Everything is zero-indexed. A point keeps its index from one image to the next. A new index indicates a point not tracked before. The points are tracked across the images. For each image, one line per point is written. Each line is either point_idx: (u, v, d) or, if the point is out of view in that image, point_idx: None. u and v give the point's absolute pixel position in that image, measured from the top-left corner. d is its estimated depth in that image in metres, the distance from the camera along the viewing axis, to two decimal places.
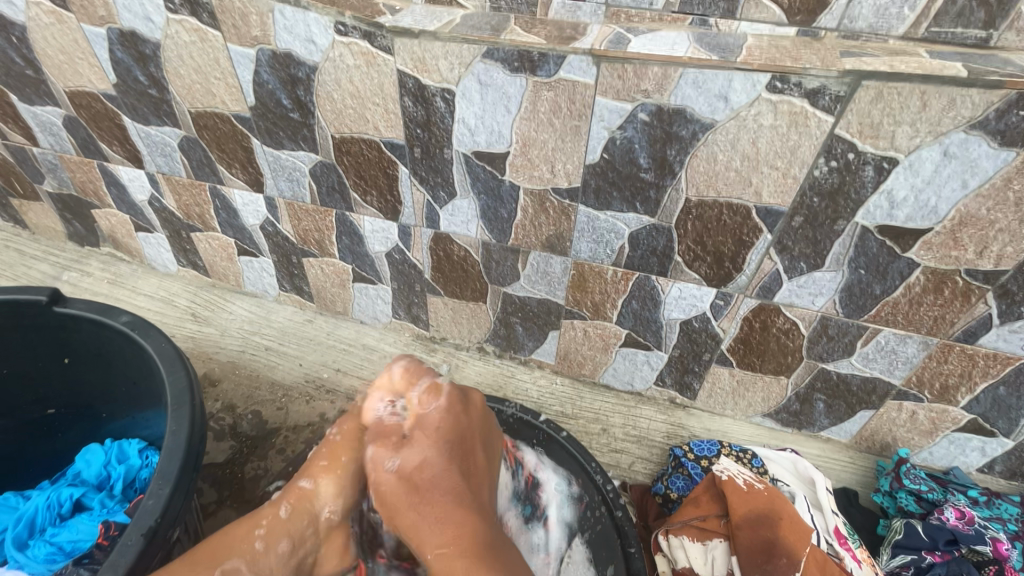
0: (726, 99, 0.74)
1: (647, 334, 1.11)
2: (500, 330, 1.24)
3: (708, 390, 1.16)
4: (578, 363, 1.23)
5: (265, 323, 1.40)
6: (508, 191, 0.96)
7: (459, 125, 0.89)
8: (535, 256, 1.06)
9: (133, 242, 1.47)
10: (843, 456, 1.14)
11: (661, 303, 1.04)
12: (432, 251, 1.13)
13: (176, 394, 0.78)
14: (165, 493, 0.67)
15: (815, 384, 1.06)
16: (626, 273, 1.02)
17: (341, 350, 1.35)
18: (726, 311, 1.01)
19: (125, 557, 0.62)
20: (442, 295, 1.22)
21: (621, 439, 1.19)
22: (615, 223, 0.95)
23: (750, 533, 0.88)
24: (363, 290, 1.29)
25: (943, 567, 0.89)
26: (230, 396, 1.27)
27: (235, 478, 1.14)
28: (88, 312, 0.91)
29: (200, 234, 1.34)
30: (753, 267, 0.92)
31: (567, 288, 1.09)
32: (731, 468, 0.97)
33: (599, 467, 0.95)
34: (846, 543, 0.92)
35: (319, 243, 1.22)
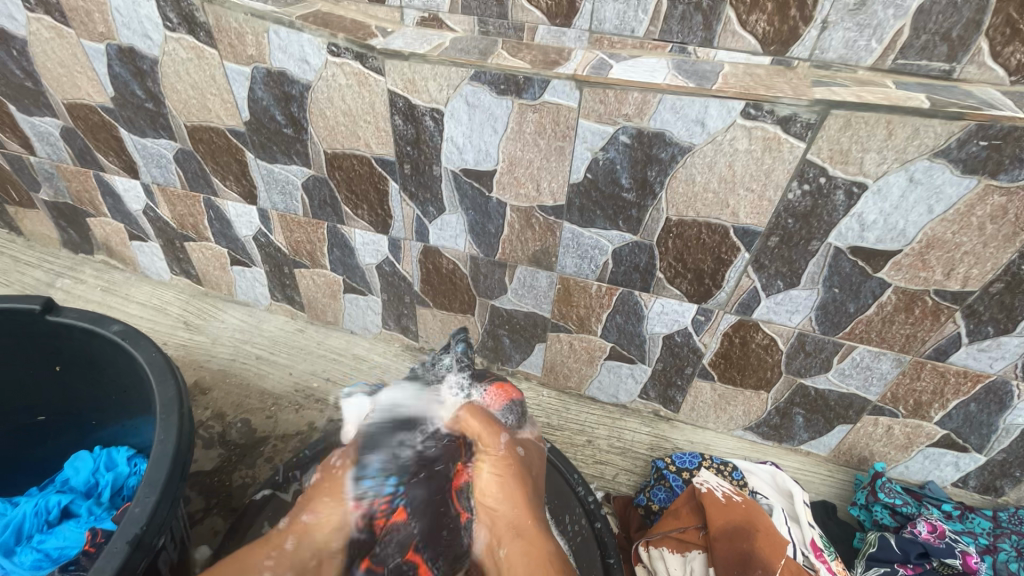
0: (703, 124, 0.77)
1: (631, 348, 1.13)
2: (488, 342, 1.26)
3: (691, 403, 1.18)
4: (564, 376, 1.25)
5: (257, 332, 1.42)
6: (495, 207, 0.99)
7: (447, 143, 0.92)
8: (522, 270, 1.08)
9: (127, 251, 1.48)
10: (822, 470, 1.16)
11: (644, 318, 1.06)
12: (421, 264, 1.15)
13: (164, 402, 0.79)
14: (151, 500, 0.68)
15: (794, 398, 1.08)
16: (610, 288, 1.04)
17: (331, 360, 1.37)
18: (707, 326, 1.03)
19: (110, 563, 0.63)
20: (431, 307, 1.24)
21: (606, 451, 1.21)
22: (598, 239, 0.97)
23: (727, 544, 0.89)
24: (354, 301, 1.31)
25: None
26: (220, 405, 1.28)
27: (223, 487, 1.15)
28: (80, 321, 0.92)
29: (193, 243, 1.36)
30: (732, 284, 0.95)
31: (553, 302, 1.11)
32: (711, 482, 1.00)
33: (580, 479, 0.98)
34: (822, 555, 0.94)
35: (311, 254, 1.24)
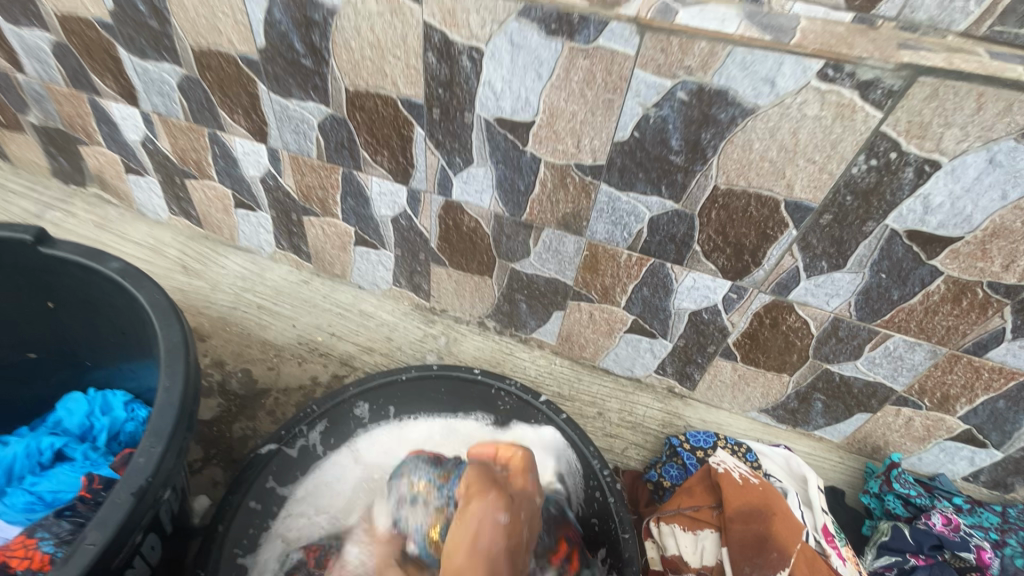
0: (772, 84, 0.70)
1: (654, 322, 1.09)
2: (503, 306, 1.21)
3: (708, 382, 1.15)
4: (580, 346, 1.21)
5: (259, 281, 1.36)
6: (528, 162, 0.92)
7: (484, 87, 0.84)
8: (548, 233, 1.02)
9: (122, 185, 1.39)
10: (833, 456, 1.15)
11: (673, 292, 1.02)
12: (441, 219, 1.09)
13: (169, 348, 0.74)
14: (158, 450, 0.64)
15: (816, 384, 1.06)
16: (641, 258, 0.99)
17: (337, 314, 1.31)
18: (738, 304, 0.99)
19: (114, 516, 0.58)
20: (447, 267, 1.18)
21: (616, 424, 1.20)
22: (636, 205, 0.91)
23: (743, 526, 0.87)
24: (364, 254, 1.25)
25: (926, 571, 0.90)
26: (219, 352, 1.24)
27: (223, 438, 1.12)
28: (76, 255, 0.86)
29: (195, 182, 1.27)
30: (773, 262, 0.90)
31: (577, 269, 1.06)
32: (728, 461, 0.97)
33: (597, 452, 0.94)
34: (834, 541, 0.93)
35: (322, 201, 1.16)
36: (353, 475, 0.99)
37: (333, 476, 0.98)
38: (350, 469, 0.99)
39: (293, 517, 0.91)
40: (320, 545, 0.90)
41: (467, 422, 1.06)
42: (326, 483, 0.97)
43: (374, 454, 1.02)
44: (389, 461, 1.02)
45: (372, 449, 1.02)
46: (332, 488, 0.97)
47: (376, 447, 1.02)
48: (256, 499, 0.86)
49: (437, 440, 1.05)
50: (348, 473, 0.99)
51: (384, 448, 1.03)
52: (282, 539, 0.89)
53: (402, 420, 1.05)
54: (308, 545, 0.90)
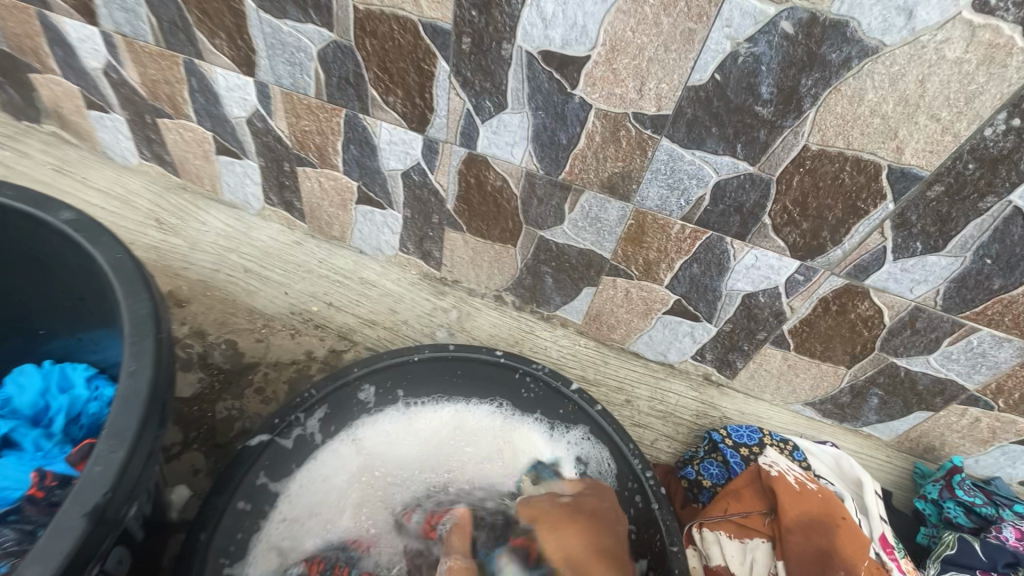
0: (909, 14, 0.55)
1: (699, 303, 0.96)
2: (526, 279, 1.07)
3: (751, 371, 1.04)
4: (609, 327, 1.09)
5: (245, 240, 1.19)
6: (575, 110, 0.77)
7: (531, 10, 0.68)
8: (588, 197, 0.88)
9: (82, 123, 1.20)
10: (880, 455, 1.06)
11: (727, 270, 0.89)
12: (461, 176, 0.93)
13: (135, 322, 0.59)
14: (120, 456, 0.50)
15: (876, 378, 0.95)
16: (697, 230, 0.85)
17: (335, 282, 1.16)
18: (803, 288, 0.87)
19: (61, 545, 0.45)
20: (464, 232, 1.03)
21: (646, 414, 1.08)
22: (701, 166, 0.77)
23: (802, 539, 0.78)
24: (368, 214, 1.09)
25: None
26: (200, 320, 1.10)
27: (205, 419, 0.99)
28: (17, 200, 0.69)
29: (169, 121, 1.09)
30: (856, 240, 0.77)
31: (618, 240, 0.92)
32: (781, 464, 0.88)
33: (637, 450, 0.82)
34: (892, 552, 0.84)
35: (320, 150, 1.00)
36: (352, 467, 0.86)
37: (330, 466, 0.85)
38: (350, 462, 0.86)
39: (284, 518, 0.78)
40: (323, 557, 0.75)
41: (479, 408, 0.93)
42: (323, 476, 0.84)
43: (377, 443, 0.89)
44: (394, 451, 0.89)
45: (375, 438, 0.89)
46: (330, 483, 0.84)
47: (378, 436, 0.89)
48: (246, 498, 0.74)
49: (445, 429, 0.92)
50: (346, 464, 0.86)
51: (387, 437, 0.89)
52: (272, 544, 0.76)
53: (407, 405, 0.92)
54: (305, 555, 0.76)
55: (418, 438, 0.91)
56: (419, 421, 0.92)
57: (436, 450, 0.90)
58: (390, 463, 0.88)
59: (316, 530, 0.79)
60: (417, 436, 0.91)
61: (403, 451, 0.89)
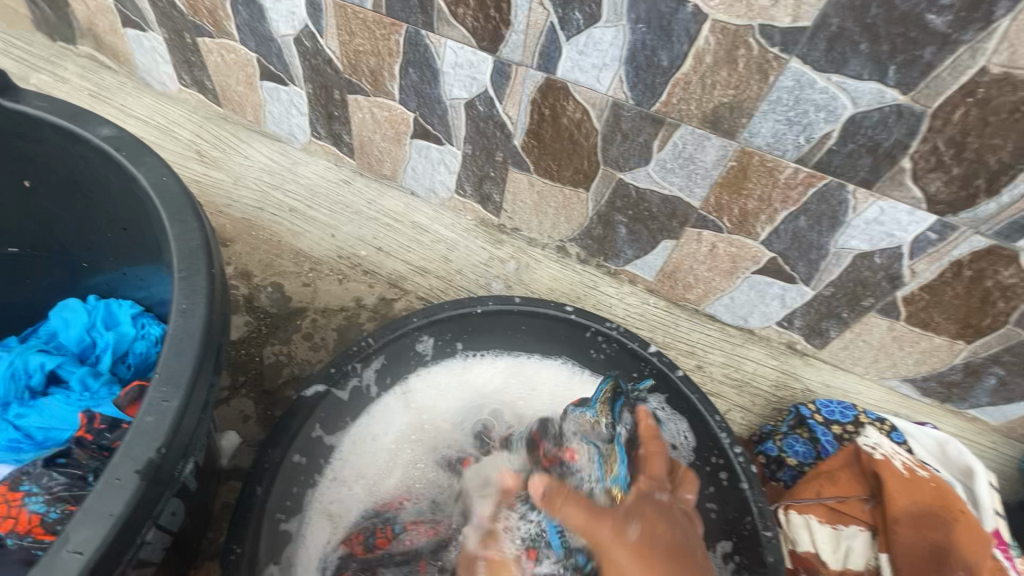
0: None
1: (798, 263, 0.84)
2: (596, 229, 0.97)
3: (845, 341, 0.93)
4: (684, 286, 0.98)
5: (290, 177, 1.12)
6: (686, 21, 0.64)
7: None
8: (685, 132, 0.75)
9: (119, 44, 1.11)
10: (984, 441, 0.95)
11: (842, 225, 0.76)
12: (533, 107, 0.82)
13: (183, 253, 0.52)
14: (174, 407, 0.44)
15: (1001, 356, 0.83)
16: (812, 176, 0.73)
17: (385, 225, 1.09)
18: (933, 250, 0.74)
19: (114, 504, 0.39)
20: (530, 173, 0.93)
21: (719, 380, 1.02)
22: (836, 95, 0.64)
23: (914, 533, 0.70)
24: (423, 151, 0.99)
25: None
26: (245, 262, 1.06)
27: (253, 363, 0.94)
28: (51, 114, 0.62)
29: (209, 41, 0.99)
30: (1022, 191, 0.63)
31: (712, 186, 0.80)
32: (886, 447, 0.78)
33: (725, 424, 0.72)
34: (1007, 548, 0.75)
35: (374, 74, 0.89)
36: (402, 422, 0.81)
37: (380, 423, 0.80)
38: (401, 417, 0.81)
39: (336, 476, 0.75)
40: (362, 528, 0.72)
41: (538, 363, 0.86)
42: (374, 433, 0.79)
43: (429, 398, 0.83)
44: (445, 407, 0.83)
45: (427, 392, 0.84)
46: (381, 440, 0.79)
47: (430, 390, 0.84)
48: (301, 452, 0.69)
49: (500, 381, 0.86)
50: (398, 421, 0.81)
51: (439, 392, 0.84)
52: (323, 501, 0.73)
53: (463, 357, 0.85)
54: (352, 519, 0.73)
55: (471, 394, 0.85)
56: (474, 375, 0.85)
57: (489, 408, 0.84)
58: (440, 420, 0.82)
59: (366, 488, 0.76)
60: (470, 391, 0.85)
61: (453, 407, 0.84)
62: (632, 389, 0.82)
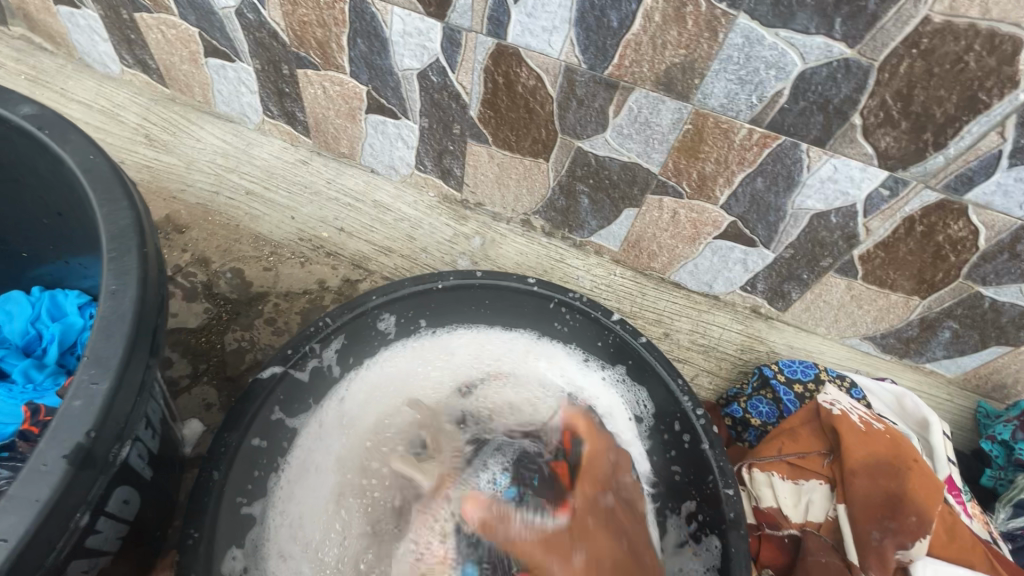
0: None
1: (757, 226, 0.85)
2: (558, 200, 0.96)
3: (807, 302, 0.94)
4: (649, 254, 0.98)
5: (246, 159, 1.08)
6: None
7: None
8: (639, 96, 0.74)
9: (53, 23, 1.05)
10: (941, 393, 0.98)
11: (797, 185, 0.76)
12: (487, 75, 0.80)
13: (112, 232, 0.49)
14: (103, 390, 0.42)
15: (954, 310, 0.85)
16: (766, 136, 0.72)
17: (346, 205, 1.06)
18: (885, 207, 0.74)
19: (40, 490, 0.38)
20: (489, 144, 0.91)
21: (686, 347, 1.02)
22: (784, 52, 0.63)
23: (869, 482, 0.73)
24: (379, 126, 0.96)
25: None
26: (202, 248, 1.02)
27: (215, 350, 0.93)
28: None
29: (148, 17, 0.94)
30: (967, 142, 0.64)
31: (670, 150, 0.79)
32: (844, 402, 0.79)
33: (687, 388, 0.73)
34: (959, 494, 0.78)
35: (322, 46, 0.86)
36: (345, 431, 0.75)
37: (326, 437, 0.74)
38: (342, 430, 0.75)
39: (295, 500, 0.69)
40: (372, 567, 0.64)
41: (471, 337, 0.84)
42: (322, 451, 0.73)
43: (366, 394, 0.78)
44: (381, 404, 0.78)
45: (357, 395, 0.78)
46: (329, 453, 0.73)
47: (359, 397, 0.78)
48: (260, 435, 0.67)
49: (436, 366, 0.82)
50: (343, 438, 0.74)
51: (370, 393, 0.78)
52: (285, 524, 0.67)
53: (387, 353, 0.81)
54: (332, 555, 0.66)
55: (407, 385, 0.80)
56: (400, 363, 0.81)
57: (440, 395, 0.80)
58: (383, 418, 0.77)
59: (336, 523, 0.68)
60: (408, 387, 0.80)
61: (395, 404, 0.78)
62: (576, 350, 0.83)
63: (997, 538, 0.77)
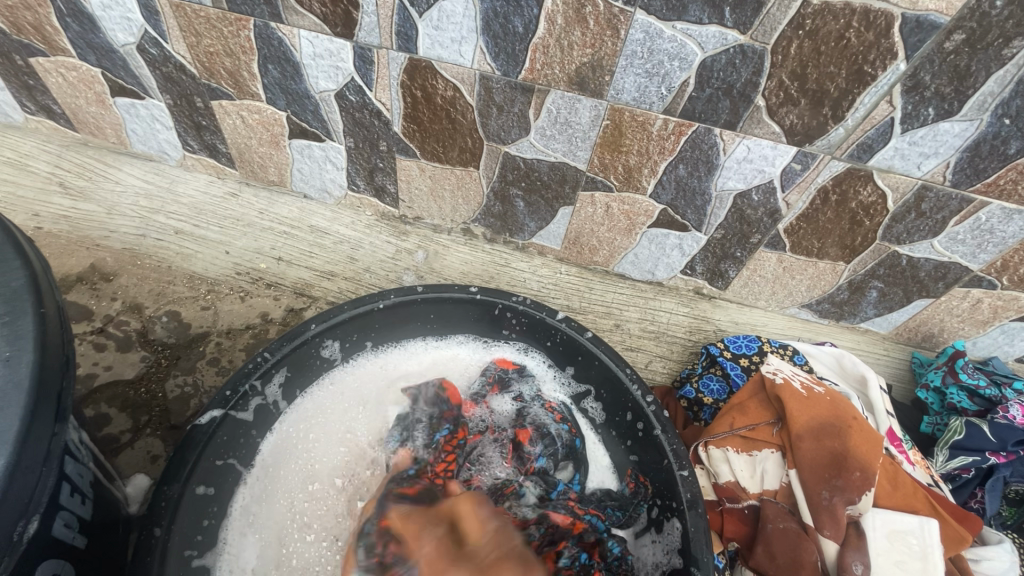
0: None
1: (687, 210, 0.87)
2: (495, 206, 0.97)
3: (744, 279, 0.98)
4: (590, 249, 1.00)
5: (171, 197, 1.05)
6: None
7: None
8: (555, 97, 0.75)
9: None
10: (878, 349, 1.03)
11: (717, 168, 0.79)
12: (404, 90, 0.80)
13: (1, 295, 0.47)
14: (1, 465, 0.40)
15: (877, 270, 0.89)
16: (682, 125, 0.74)
17: (282, 233, 1.04)
18: (800, 179, 0.77)
19: None
20: (418, 158, 0.91)
21: (638, 336, 1.03)
22: (683, 43, 0.65)
23: (815, 444, 0.76)
24: (305, 150, 0.95)
25: (1008, 470, 0.85)
26: (133, 294, 0.97)
27: (156, 399, 0.89)
28: None
29: (45, 61, 0.90)
30: (862, 113, 0.67)
31: (593, 147, 0.81)
32: (785, 370, 0.83)
33: (635, 375, 0.74)
34: (900, 443, 0.83)
35: (233, 75, 0.84)
36: (281, 481, 0.72)
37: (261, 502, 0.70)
38: (272, 494, 0.71)
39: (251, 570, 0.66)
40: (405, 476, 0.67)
41: (376, 360, 0.83)
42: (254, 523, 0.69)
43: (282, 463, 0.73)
44: (304, 456, 0.74)
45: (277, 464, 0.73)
46: (266, 519, 0.69)
47: (285, 442, 0.75)
48: (205, 482, 0.65)
49: (344, 397, 0.80)
50: (281, 500, 0.71)
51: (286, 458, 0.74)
52: None
53: (305, 393, 0.78)
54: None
55: (327, 429, 0.77)
56: (315, 417, 0.78)
57: (367, 405, 0.79)
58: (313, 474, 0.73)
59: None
60: (327, 425, 0.77)
61: (323, 437, 0.76)
62: (471, 338, 0.87)
63: (939, 482, 0.82)
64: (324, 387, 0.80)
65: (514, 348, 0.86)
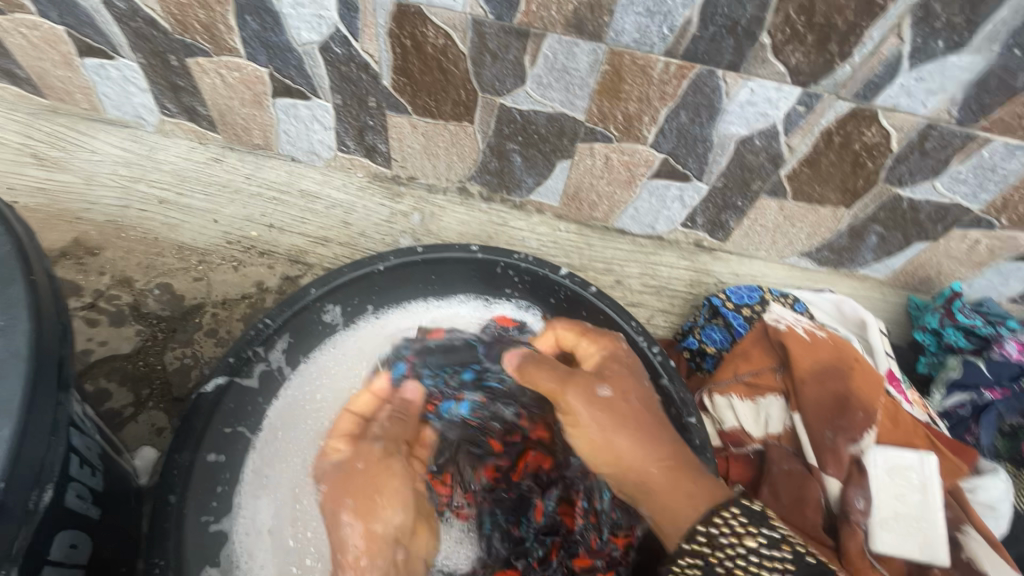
0: None
1: (688, 159, 0.86)
2: (491, 162, 0.94)
3: (745, 228, 0.97)
4: (589, 205, 0.99)
5: (152, 164, 1.00)
6: None
7: None
8: (551, 41, 0.71)
9: None
10: (875, 294, 1.04)
11: (719, 113, 0.77)
12: (393, 40, 0.76)
13: None
14: (8, 436, 0.39)
15: (878, 214, 0.89)
16: (684, 67, 0.71)
17: (271, 198, 1.01)
18: (803, 122, 0.76)
19: None
20: (410, 114, 0.87)
21: (638, 291, 1.04)
22: None
23: (818, 387, 0.77)
24: (290, 109, 0.91)
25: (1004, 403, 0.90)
26: (121, 267, 0.94)
27: (157, 371, 0.88)
28: None
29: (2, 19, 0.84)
30: (870, 47, 0.65)
31: (592, 95, 0.78)
32: (788, 317, 0.83)
33: (641, 327, 0.74)
34: (899, 383, 0.85)
35: (208, 28, 0.78)
36: (289, 445, 0.72)
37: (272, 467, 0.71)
38: (282, 458, 0.71)
39: (268, 531, 0.68)
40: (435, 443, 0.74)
41: (376, 325, 0.82)
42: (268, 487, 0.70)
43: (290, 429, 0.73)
44: (310, 420, 0.75)
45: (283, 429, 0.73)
46: (277, 483, 0.70)
47: (290, 407, 0.74)
48: (215, 450, 0.65)
49: (345, 360, 0.79)
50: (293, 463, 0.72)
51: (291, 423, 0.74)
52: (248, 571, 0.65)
53: (309, 358, 0.77)
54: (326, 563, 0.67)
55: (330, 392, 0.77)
56: (320, 382, 0.77)
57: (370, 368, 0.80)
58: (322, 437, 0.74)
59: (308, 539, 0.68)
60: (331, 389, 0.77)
61: (328, 401, 0.76)
62: (471, 297, 0.85)
63: (936, 419, 0.84)
64: (324, 351, 0.78)
65: (516, 306, 0.84)
